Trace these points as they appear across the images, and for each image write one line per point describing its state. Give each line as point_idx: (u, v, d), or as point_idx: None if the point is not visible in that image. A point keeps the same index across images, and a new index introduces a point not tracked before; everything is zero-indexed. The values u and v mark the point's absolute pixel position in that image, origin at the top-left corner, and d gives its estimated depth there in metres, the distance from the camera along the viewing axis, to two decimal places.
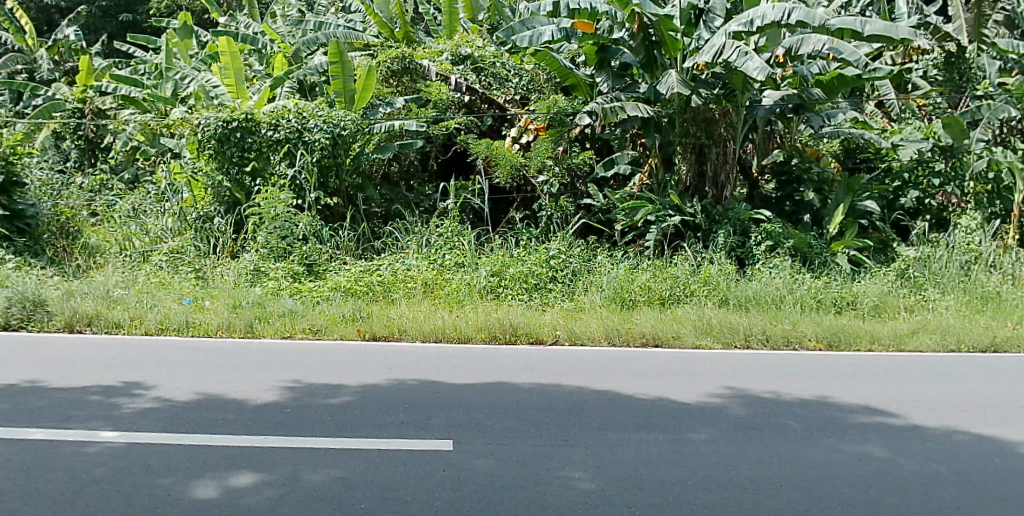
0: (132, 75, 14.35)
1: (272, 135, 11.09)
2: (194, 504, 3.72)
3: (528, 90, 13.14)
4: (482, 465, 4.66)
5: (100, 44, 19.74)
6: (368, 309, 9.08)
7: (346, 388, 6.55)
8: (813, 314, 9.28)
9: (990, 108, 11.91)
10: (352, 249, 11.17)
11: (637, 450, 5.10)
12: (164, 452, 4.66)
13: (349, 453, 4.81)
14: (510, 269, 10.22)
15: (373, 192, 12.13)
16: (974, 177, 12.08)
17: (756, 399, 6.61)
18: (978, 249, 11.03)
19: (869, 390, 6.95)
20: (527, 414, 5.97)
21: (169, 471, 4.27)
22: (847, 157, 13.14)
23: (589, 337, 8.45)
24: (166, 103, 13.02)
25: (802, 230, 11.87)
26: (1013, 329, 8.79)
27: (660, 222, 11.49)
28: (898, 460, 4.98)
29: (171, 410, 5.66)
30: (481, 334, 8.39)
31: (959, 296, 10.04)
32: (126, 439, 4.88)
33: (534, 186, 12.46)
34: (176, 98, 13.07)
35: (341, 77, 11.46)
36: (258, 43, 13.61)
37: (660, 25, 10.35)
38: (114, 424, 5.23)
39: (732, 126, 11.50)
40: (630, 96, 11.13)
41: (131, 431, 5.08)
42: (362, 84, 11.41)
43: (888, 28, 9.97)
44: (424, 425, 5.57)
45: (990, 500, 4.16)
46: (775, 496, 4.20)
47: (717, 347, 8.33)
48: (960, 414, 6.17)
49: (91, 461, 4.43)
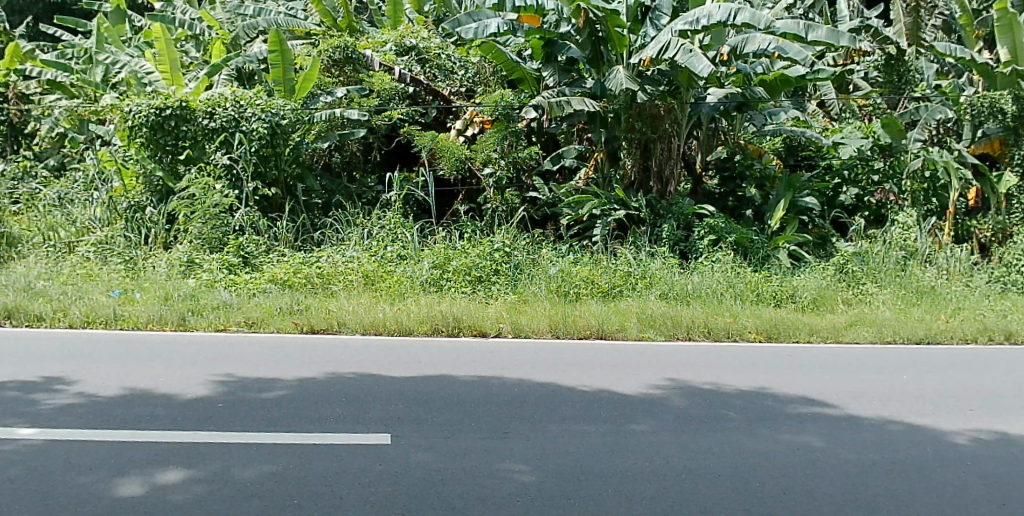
0: (60, 59, 13.88)
1: (207, 123, 10.71)
2: (116, 503, 3.54)
3: (473, 82, 13.08)
4: (421, 459, 4.56)
5: (25, 26, 18.94)
6: (307, 301, 8.86)
7: (281, 382, 6.39)
8: (754, 307, 9.41)
9: (928, 108, 12.27)
10: (290, 241, 10.90)
11: (578, 442, 5.06)
12: (87, 449, 4.45)
13: (284, 448, 4.67)
14: (453, 262, 10.10)
15: (313, 182, 11.90)
16: (911, 176, 12.31)
17: (695, 390, 6.67)
18: (914, 245, 11.36)
19: (805, 381, 7.05)
20: (466, 408, 5.87)
21: (92, 469, 4.06)
22: (790, 154, 13.16)
23: (533, 330, 8.42)
24: (96, 89, 12.62)
25: (745, 224, 12.01)
26: (945, 323, 9.12)
27: (604, 216, 11.56)
28: (834, 450, 5.04)
29: (95, 406, 5.43)
30: (423, 327, 8.27)
31: (896, 290, 10.30)
32: (45, 437, 4.64)
33: (479, 180, 12.43)
34: (106, 84, 12.68)
35: (281, 66, 11.14)
36: (195, 29, 13.12)
37: (607, 20, 10.29)
38: (33, 421, 4.98)
39: (677, 122, 11.47)
40: (576, 91, 11.00)
41: (50, 428, 4.84)
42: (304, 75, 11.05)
43: (830, 34, 10.11)
44: (360, 419, 5.44)
45: (924, 489, 4.23)
46: (713, 486, 4.20)
47: (659, 339, 8.40)
48: (894, 404, 6.31)
49: (6, 459, 4.19)
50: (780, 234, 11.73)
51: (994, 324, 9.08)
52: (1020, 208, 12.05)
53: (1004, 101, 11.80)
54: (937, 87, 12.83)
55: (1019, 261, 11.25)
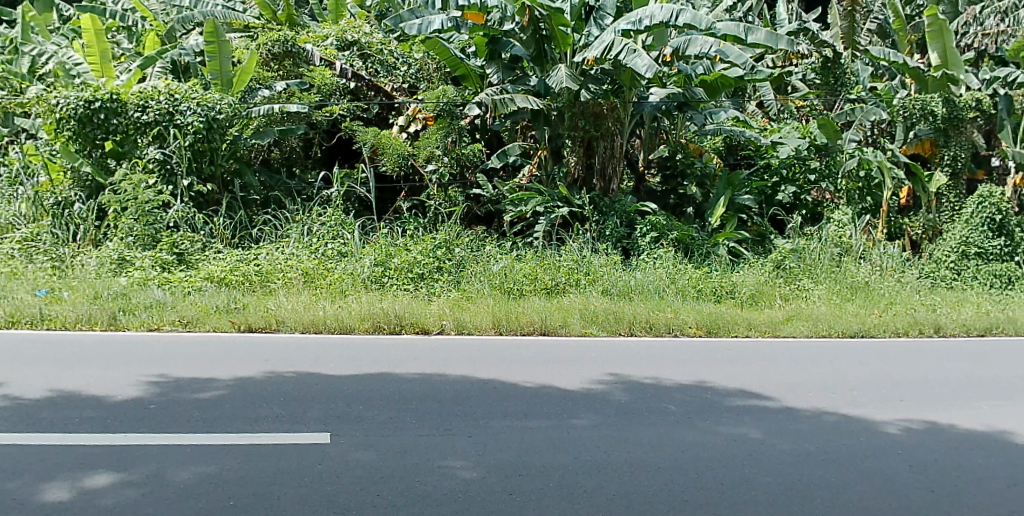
0: None
1: (140, 117, 10.38)
2: (42, 508, 3.41)
3: (416, 79, 13.08)
4: (361, 458, 4.51)
5: None
6: (244, 299, 8.70)
7: (218, 382, 6.25)
8: (694, 302, 9.61)
9: (862, 110, 12.67)
10: (227, 238, 10.69)
11: (521, 437, 5.09)
12: (12, 454, 4.27)
13: (221, 448, 4.57)
14: (395, 259, 10.07)
15: (251, 178, 11.70)
16: (846, 176, 12.76)
17: (637, 384, 6.77)
18: (849, 242, 11.77)
19: (744, 374, 7.24)
20: (409, 405, 5.85)
21: (16, 474, 3.91)
22: (729, 154, 13.49)
23: (476, 326, 8.42)
24: (22, 81, 12.21)
25: (686, 223, 12.28)
26: (879, 317, 9.46)
27: (548, 214, 11.54)
28: (770, 441, 5.17)
29: (19, 409, 5.22)
30: (365, 325, 8.20)
31: (831, 285, 10.62)
32: None
33: (422, 176, 12.47)
34: (32, 76, 12.42)
35: (218, 58, 10.93)
36: (127, 21, 12.81)
37: (551, 19, 10.33)
38: None
39: (620, 121, 11.58)
40: (520, 88, 11.10)
41: None
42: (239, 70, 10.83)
43: (769, 37, 10.29)
44: (299, 418, 5.37)
45: (855, 477, 4.37)
46: (653, 478, 4.27)
47: (601, 335, 8.50)
48: (828, 396, 6.52)
49: None
50: (720, 231, 12.01)
51: (924, 318, 9.47)
52: (949, 206, 12.92)
53: (935, 103, 12.21)
54: (871, 89, 13.17)
55: (948, 258, 12.04)
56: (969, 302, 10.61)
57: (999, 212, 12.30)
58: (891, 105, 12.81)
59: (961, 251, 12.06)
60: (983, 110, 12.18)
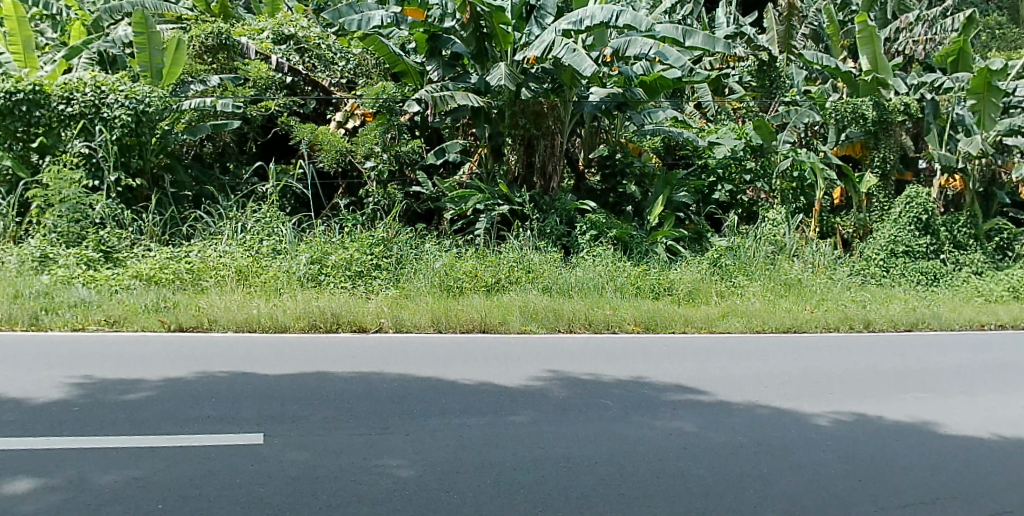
0: None
1: (64, 109, 10.11)
2: None
3: (355, 74, 13.10)
4: (295, 458, 4.45)
5: None
6: (174, 298, 8.51)
7: (146, 383, 6.09)
8: (633, 300, 9.78)
9: (797, 112, 13.12)
10: (157, 235, 10.43)
11: (459, 435, 5.10)
12: None
13: (149, 451, 4.45)
14: (332, 257, 9.97)
15: (183, 174, 11.56)
16: (780, 176, 13.25)
17: (575, 380, 6.87)
18: (782, 240, 12.16)
19: (680, 369, 7.41)
20: (346, 404, 5.80)
21: None
22: (668, 153, 13.73)
23: (415, 324, 8.39)
24: None
25: (625, 220, 12.48)
26: (811, 313, 9.79)
27: (489, 211, 11.67)
28: (705, 434, 5.32)
29: None
30: (300, 323, 8.11)
31: (765, 283, 10.94)
32: None
33: (360, 173, 12.39)
34: None
35: (147, 50, 10.65)
36: (52, 8, 12.48)
37: (492, 17, 10.39)
38: None
39: (559, 120, 11.69)
40: (459, 85, 11.09)
41: None
42: (170, 58, 10.58)
43: (707, 40, 10.54)
44: (231, 419, 5.27)
45: (783, 469, 4.53)
46: (588, 473, 4.34)
47: (541, 331, 8.58)
48: (761, 389, 6.73)
49: None
50: (658, 229, 12.23)
51: (854, 314, 9.85)
52: (879, 206, 13.33)
53: (865, 107, 12.52)
54: (805, 92, 13.70)
55: (877, 256, 12.57)
56: (897, 298, 11.09)
57: (925, 211, 12.96)
58: (824, 109, 13.10)
59: (890, 249, 12.62)
60: (912, 114, 12.58)
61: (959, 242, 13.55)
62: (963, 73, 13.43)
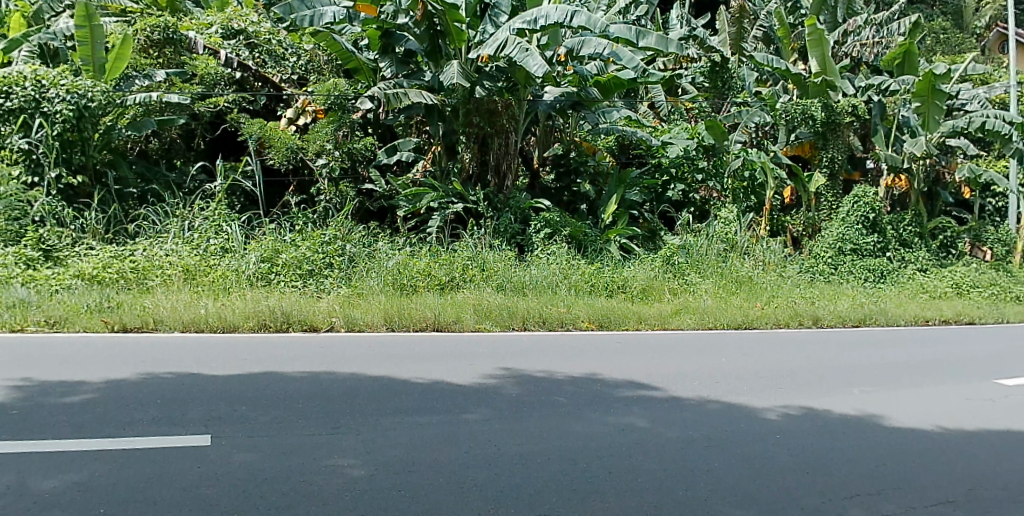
0: None
1: (2, 104, 9.80)
2: None
3: (306, 70, 12.80)
4: (243, 459, 4.27)
5: None
6: (118, 297, 8.33)
7: (87, 385, 5.90)
8: (586, 297, 9.90)
9: (748, 112, 13.37)
10: (100, 233, 10.19)
11: (413, 433, 5.02)
12: None
13: (89, 454, 4.20)
14: (282, 255, 9.86)
15: (126, 170, 11.28)
16: (731, 175, 13.49)
17: (528, 378, 6.89)
18: (734, 239, 12.43)
19: (632, 366, 7.51)
20: (296, 404, 5.70)
21: None
22: (621, 153, 13.84)
23: (367, 323, 8.37)
24: None
25: (579, 219, 12.59)
26: (761, 310, 10.04)
27: (443, 209, 11.77)
28: (657, 429, 5.36)
29: None
30: (249, 323, 8.01)
31: (718, 280, 11.17)
32: None
33: (311, 170, 12.33)
34: None
35: (89, 43, 10.31)
36: None
37: (446, 14, 10.27)
38: None
39: (514, 119, 11.67)
40: (414, 83, 11.20)
41: None
42: (115, 54, 10.32)
43: (660, 41, 10.66)
44: (178, 420, 5.09)
45: (735, 462, 4.56)
46: (544, 469, 4.30)
47: (495, 330, 8.62)
48: (712, 385, 6.85)
49: None
50: (612, 227, 12.39)
51: (803, 310, 10.11)
52: (827, 205, 13.80)
53: (815, 108, 13.04)
54: (757, 94, 13.95)
55: (826, 254, 12.92)
56: (845, 295, 11.41)
57: (873, 210, 13.38)
58: (774, 109, 13.47)
59: (838, 248, 12.96)
60: (858, 116, 13.05)
61: (904, 240, 13.98)
62: (909, 76, 13.84)
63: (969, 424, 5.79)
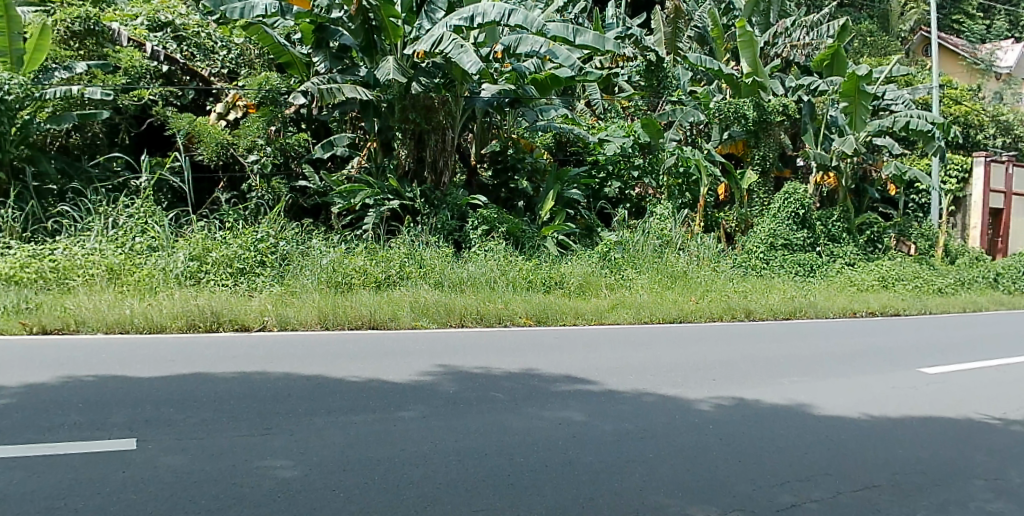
0: None
1: None
2: None
3: (237, 64, 13.06)
4: (170, 462, 4.20)
5: None
6: (35, 298, 8.04)
7: (3, 390, 5.67)
8: (523, 293, 10.03)
9: (682, 112, 13.73)
10: (16, 231, 9.81)
11: (348, 433, 5.02)
12: None
13: (4, 462, 4.06)
14: (213, 254, 9.70)
15: (47, 165, 10.80)
16: (666, 172, 13.89)
17: (465, 374, 6.96)
18: (669, 234, 12.74)
19: (567, 360, 7.65)
20: (226, 405, 5.61)
21: None
22: (559, 150, 14.02)
23: (301, 322, 8.29)
24: None
25: (517, 216, 12.78)
26: (694, 304, 10.35)
27: (379, 206, 11.73)
28: (592, 423, 5.49)
29: None
30: (177, 323, 7.84)
31: (654, 275, 11.46)
32: None
33: (242, 166, 12.14)
34: None
35: (5, 33, 9.80)
36: None
37: (382, 10, 10.41)
38: None
39: (451, 115, 11.81)
40: (348, 78, 11.10)
41: None
42: (34, 43, 9.88)
43: (596, 40, 10.94)
44: (100, 424, 4.95)
45: (666, 453, 4.71)
46: (479, 465, 4.37)
47: (432, 326, 8.65)
48: (647, 378, 7.04)
49: None
50: (549, 224, 12.60)
51: (735, 304, 10.45)
52: (759, 201, 14.34)
53: (746, 108, 13.63)
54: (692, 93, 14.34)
55: (757, 249, 13.49)
56: (775, 288, 11.86)
57: (802, 206, 13.93)
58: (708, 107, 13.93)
59: (769, 243, 13.59)
60: (789, 115, 13.73)
61: (833, 235, 14.64)
62: (836, 76, 14.38)
63: (884, 410, 6.13)
